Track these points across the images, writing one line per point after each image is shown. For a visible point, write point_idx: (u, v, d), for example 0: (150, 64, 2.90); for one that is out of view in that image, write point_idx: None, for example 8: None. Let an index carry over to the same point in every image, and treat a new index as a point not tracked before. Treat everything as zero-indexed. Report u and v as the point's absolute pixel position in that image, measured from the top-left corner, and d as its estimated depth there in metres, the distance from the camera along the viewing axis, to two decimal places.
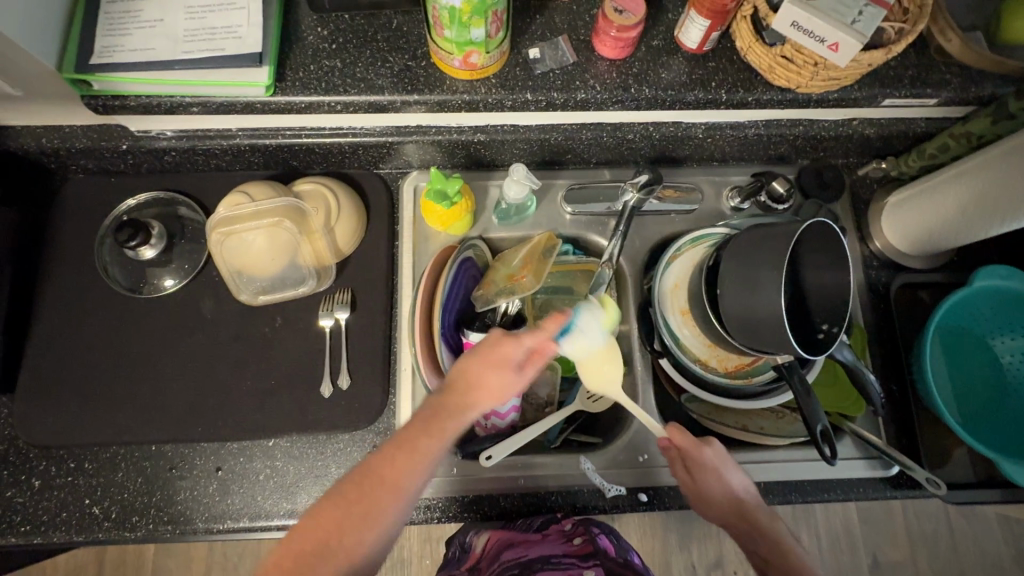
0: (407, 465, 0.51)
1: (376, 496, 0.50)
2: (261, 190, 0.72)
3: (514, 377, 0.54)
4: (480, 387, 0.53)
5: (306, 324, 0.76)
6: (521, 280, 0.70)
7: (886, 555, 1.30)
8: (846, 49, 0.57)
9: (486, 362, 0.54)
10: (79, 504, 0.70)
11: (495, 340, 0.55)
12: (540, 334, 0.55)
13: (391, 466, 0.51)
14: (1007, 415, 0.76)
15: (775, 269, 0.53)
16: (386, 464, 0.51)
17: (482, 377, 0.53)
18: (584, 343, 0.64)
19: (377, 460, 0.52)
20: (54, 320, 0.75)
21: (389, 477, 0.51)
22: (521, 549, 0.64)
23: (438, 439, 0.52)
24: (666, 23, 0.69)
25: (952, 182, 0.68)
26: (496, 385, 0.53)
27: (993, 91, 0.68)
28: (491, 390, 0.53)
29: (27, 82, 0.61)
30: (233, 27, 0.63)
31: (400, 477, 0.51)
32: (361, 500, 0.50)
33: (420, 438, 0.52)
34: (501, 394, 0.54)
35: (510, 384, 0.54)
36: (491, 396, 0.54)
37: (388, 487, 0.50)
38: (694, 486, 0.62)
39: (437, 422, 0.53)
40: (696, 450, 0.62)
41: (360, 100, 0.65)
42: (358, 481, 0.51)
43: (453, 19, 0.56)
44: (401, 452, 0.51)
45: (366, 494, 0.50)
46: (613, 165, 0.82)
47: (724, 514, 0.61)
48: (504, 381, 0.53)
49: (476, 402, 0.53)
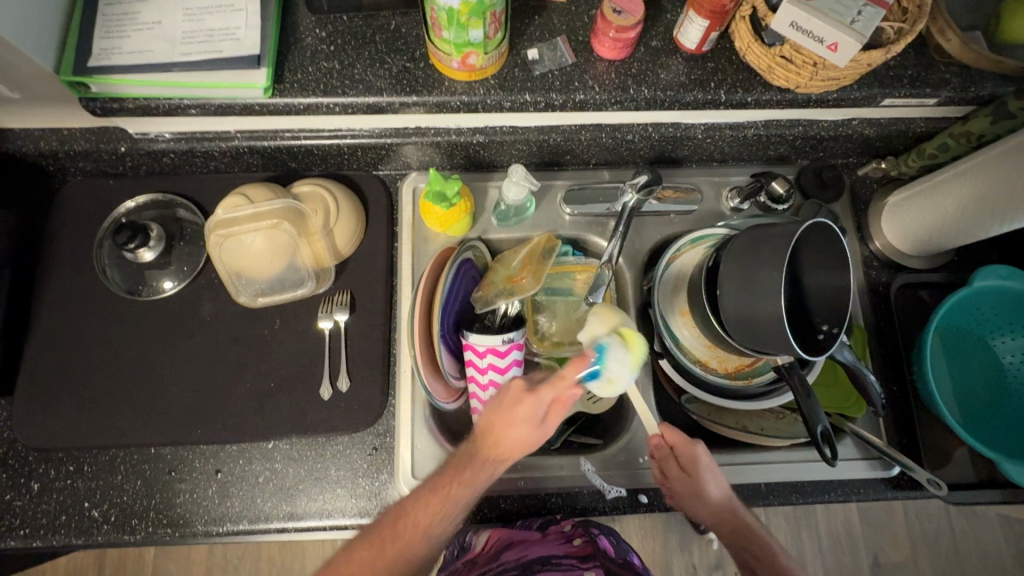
0: (439, 511, 0.54)
1: (404, 540, 0.53)
2: (258, 190, 0.72)
3: (537, 430, 0.55)
4: (507, 441, 0.55)
5: (305, 326, 0.76)
6: (521, 281, 0.70)
7: (887, 555, 1.30)
8: (845, 49, 0.57)
9: (511, 413, 0.55)
10: (78, 507, 0.70)
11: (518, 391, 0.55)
12: (559, 383, 0.54)
13: (420, 513, 0.54)
14: (1007, 416, 0.76)
15: (775, 270, 0.53)
16: (414, 510, 0.54)
17: (509, 431, 0.55)
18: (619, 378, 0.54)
19: (407, 506, 0.55)
20: (53, 322, 0.75)
21: (416, 523, 0.54)
22: (521, 549, 0.64)
23: (465, 489, 0.55)
24: (665, 24, 0.69)
25: (953, 182, 0.68)
26: (521, 436, 0.55)
27: (993, 91, 0.68)
28: (516, 441, 0.55)
29: (25, 84, 0.60)
30: (231, 28, 0.63)
31: (425, 524, 0.54)
32: (389, 544, 0.53)
33: (450, 487, 0.55)
34: (526, 446, 0.55)
35: (534, 435, 0.55)
36: (517, 448, 0.55)
37: (415, 533, 0.53)
38: (688, 484, 0.62)
39: (465, 472, 0.55)
40: (690, 448, 0.61)
41: (359, 102, 0.65)
42: (387, 524, 0.54)
43: (452, 20, 0.56)
44: (430, 499, 0.54)
45: (395, 538, 0.53)
46: (613, 166, 0.82)
47: (715, 514, 0.62)
48: (527, 433, 0.54)
49: (502, 453, 0.55)
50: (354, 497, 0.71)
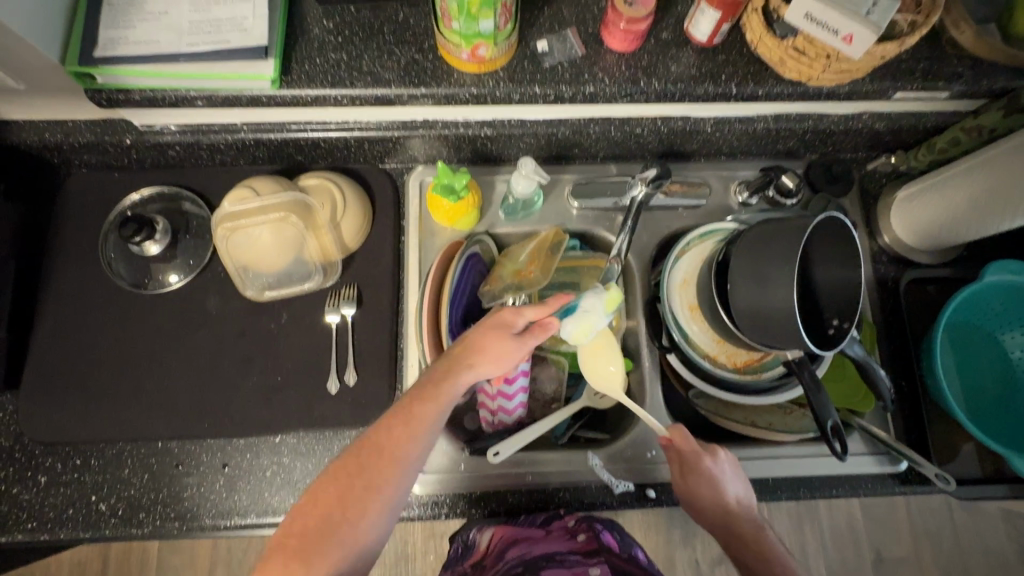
0: (409, 433, 0.52)
1: (380, 467, 0.51)
2: (264, 183, 0.71)
3: (515, 348, 0.57)
4: (481, 359, 0.56)
5: (312, 319, 0.75)
6: (529, 275, 0.71)
7: (889, 550, 1.30)
8: (860, 41, 0.56)
9: (487, 331, 0.57)
10: (85, 500, 0.70)
11: (493, 317, 0.58)
12: (541, 308, 0.59)
13: (393, 438, 0.52)
14: (1015, 411, 0.76)
15: (787, 263, 0.53)
16: (388, 432, 0.52)
17: (484, 346, 0.56)
18: (592, 325, 0.66)
19: (377, 433, 0.53)
20: (58, 316, 0.75)
21: (390, 449, 0.52)
22: (525, 546, 0.64)
23: (438, 411, 0.54)
24: (675, 16, 0.68)
25: (966, 175, 0.67)
26: (496, 357, 0.56)
27: (1005, 84, 0.67)
28: (490, 360, 0.56)
29: (29, 74, 0.60)
30: (239, 19, 0.62)
31: (403, 445, 0.52)
32: (361, 472, 0.51)
33: (420, 411, 0.53)
34: (501, 361, 0.56)
35: (508, 350, 0.57)
36: (492, 367, 0.56)
37: (387, 456, 0.51)
38: (686, 491, 0.62)
39: (437, 388, 0.54)
40: (694, 455, 0.62)
41: (368, 94, 0.64)
42: (358, 453, 0.52)
43: (462, 10, 0.55)
44: (401, 425, 0.53)
45: (370, 469, 0.51)
46: (621, 160, 0.82)
47: (712, 518, 0.61)
48: (506, 353, 0.56)
49: (476, 368, 0.55)
50: None
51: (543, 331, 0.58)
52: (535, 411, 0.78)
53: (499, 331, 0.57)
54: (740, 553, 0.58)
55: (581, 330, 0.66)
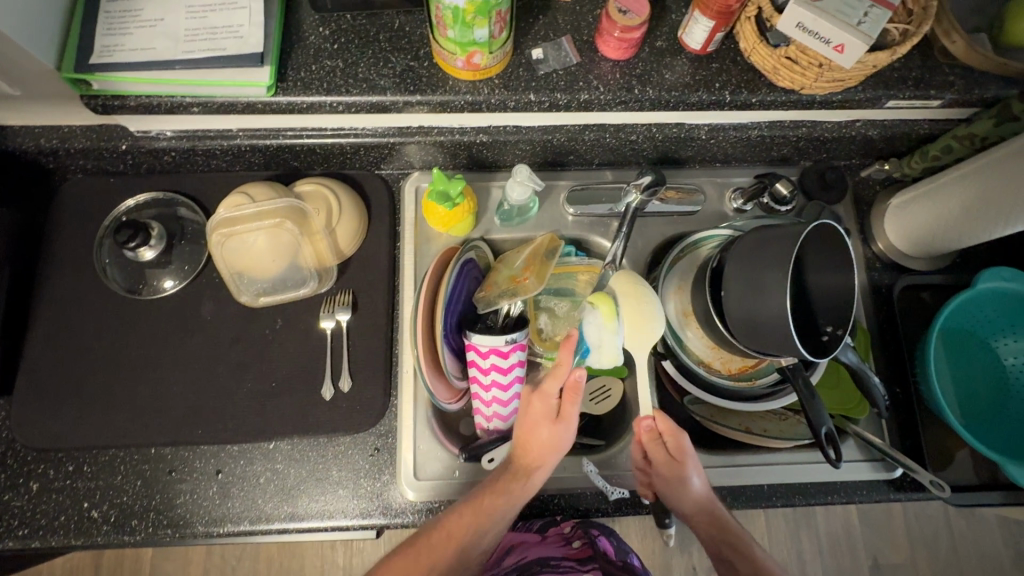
0: (474, 522, 0.56)
1: (447, 550, 0.55)
2: (259, 189, 0.72)
3: (561, 429, 0.58)
4: (536, 446, 0.58)
5: (307, 326, 0.75)
6: (524, 281, 0.69)
7: (885, 557, 1.30)
8: (851, 50, 0.56)
9: (537, 417, 0.59)
10: (78, 507, 0.69)
11: (532, 398, 0.59)
12: (558, 370, 0.57)
13: (455, 528, 0.56)
14: (1008, 417, 0.76)
15: (780, 270, 0.53)
16: (455, 519, 0.57)
17: (537, 434, 0.58)
18: (614, 350, 0.64)
19: (445, 523, 0.57)
20: (52, 322, 0.74)
21: (456, 536, 0.56)
22: (522, 552, 0.68)
23: (500, 500, 0.57)
24: (669, 24, 0.69)
25: (960, 181, 0.67)
26: (545, 440, 0.58)
27: (996, 93, 0.68)
28: (543, 444, 0.58)
29: (25, 81, 0.60)
30: (235, 26, 0.62)
31: (466, 531, 0.56)
32: (429, 555, 0.55)
33: (483, 504, 0.57)
34: (555, 448, 0.58)
35: (559, 435, 0.58)
36: (547, 454, 0.58)
37: (451, 541, 0.55)
38: (673, 476, 0.60)
39: (503, 481, 0.58)
40: (684, 441, 0.60)
41: (364, 101, 0.64)
42: (428, 537, 0.56)
43: (457, 19, 0.56)
44: (467, 516, 0.57)
45: (435, 549, 0.55)
46: (616, 167, 0.82)
47: (692, 506, 0.61)
48: (554, 436, 0.58)
49: (535, 458, 0.58)
50: (355, 498, 0.70)
51: (573, 393, 0.57)
52: None
53: (546, 417, 0.58)
54: (722, 540, 0.59)
55: (608, 357, 0.65)
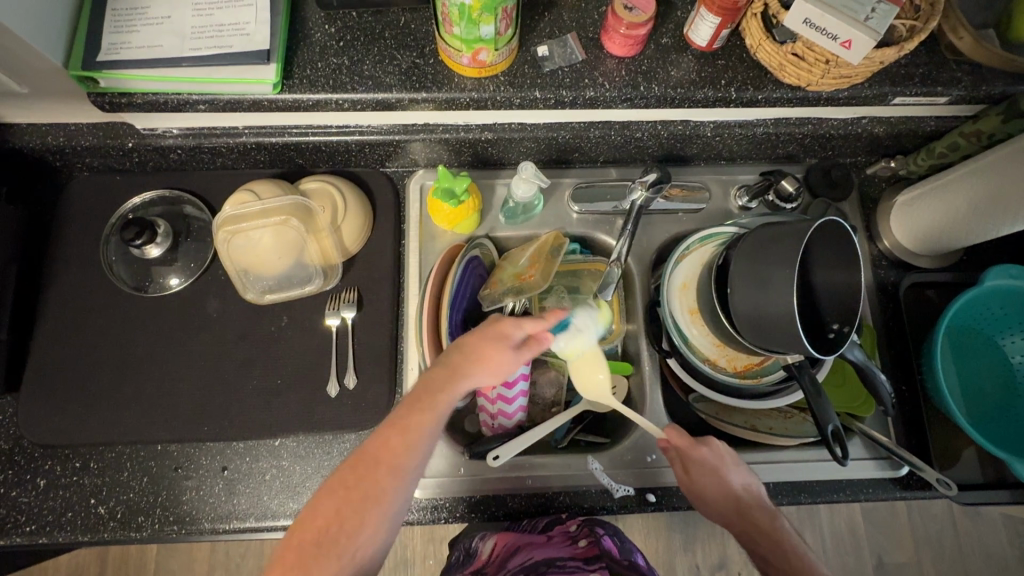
0: (406, 443, 0.51)
1: (381, 474, 0.49)
2: (266, 187, 0.72)
3: (509, 355, 0.55)
4: (476, 366, 0.54)
5: (312, 323, 0.76)
6: (529, 278, 0.70)
7: (890, 556, 1.30)
8: (858, 46, 0.56)
9: (483, 340, 0.55)
10: (84, 503, 0.70)
11: (490, 324, 0.57)
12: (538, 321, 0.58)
13: (385, 449, 0.50)
14: (1016, 415, 0.76)
15: (786, 267, 0.53)
16: (385, 439, 0.51)
17: (481, 354, 0.54)
18: (582, 344, 0.68)
19: (372, 444, 0.51)
20: (59, 319, 0.75)
21: (387, 458, 0.50)
22: (526, 554, 0.64)
23: (433, 415, 0.52)
24: (675, 21, 0.69)
25: (970, 177, 0.66)
26: (491, 360, 0.54)
27: (1003, 90, 0.67)
28: (487, 368, 0.54)
29: (32, 78, 0.60)
30: (241, 24, 0.63)
31: (401, 451, 0.50)
32: (361, 482, 0.49)
33: (414, 418, 0.51)
34: (499, 368, 0.55)
35: (506, 358, 0.55)
36: (488, 374, 0.54)
37: (385, 465, 0.50)
38: (687, 486, 0.63)
39: (432, 395, 0.53)
40: (694, 450, 0.63)
41: (369, 98, 0.65)
42: (356, 464, 0.50)
43: (463, 15, 0.56)
44: (398, 434, 0.51)
45: (368, 475, 0.49)
46: (621, 164, 0.82)
47: (722, 512, 0.60)
48: (502, 362, 0.55)
49: (475, 374, 0.54)
50: None
51: (538, 343, 0.57)
52: (535, 416, 0.78)
53: (495, 340, 0.56)
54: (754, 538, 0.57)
55: (570, 348, 0.68)
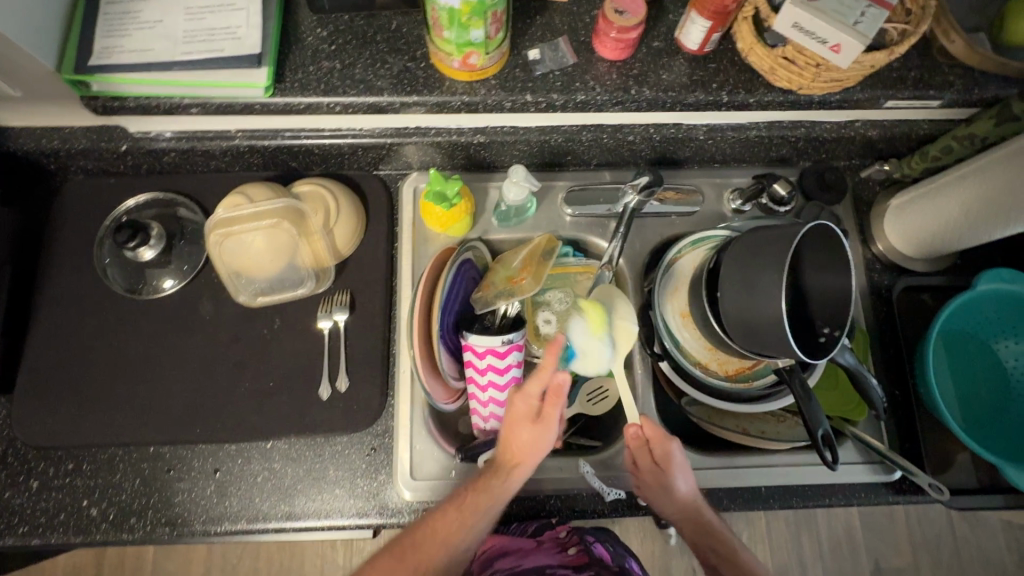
0: (460, 522, 0.56)
1: (437, 547, 0.55)
2: (259, 191, 0.72)
3: (544, 430, 0.58)
4: (517, 447, 0.58)
5: (305, 326, 0.76)
6: (521, 281, 0.69)
7: (888, 559, 1.29)
8: (848, 50, 0.56)
9: (518, 424, 0.58)
10: (76, 504, 0.70)
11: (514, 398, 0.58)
12: (543, 375, 0.57)
13: (440, 526, 0.56)
14: (1010, 420, 0.76)
15: (776, 271, 0.53)
16: (440, 516, 0.57)
17: (520, 437, 0.58)
18: (597, 356, 0.69)
19: (432, 520, 0.57)
20: (53, 321, 0.75)
21: (442, 533, 0.56)
22: (515, 559, 0.67)
23: (480, 496, 0.57)
24: (667, 25, 0.69)
25: (965, 181, 0.66)
26: (530, 441, 0.58)
27: (996, 93, 0.67)
28: (521, 441, 0.58)
29: (25, 81, 0.60)
30: (233, 27, 0.63)
31: (455, 531, 0.56)
32: (417, 552, 0.55)
33: (468, 501, 0.57)
34: (541, 446, 0.58)
35: (543, 436, 0.58)
36: (533, 455, 0.58)
37: (440, 539, 0.56)
38: (659, 480, 0.61)
39: (489, 481, 0.58)
40: (670, 446, 0.60)
41: (361, 102, 0.65)
42: (414, 534, 0.57)
43: (453, 19, 0.56)
44: (456, 512, 0.57)
45: (423, 544, 0.56)
46: (614, 167, 0.82)
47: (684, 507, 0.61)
48: (541, 437, 0.58)
49: (523, 459, 0.58)
50: (352, 498, 0.70)
51: (557, 395, 0.58)
52: None
53: (526, 420, 0.58)
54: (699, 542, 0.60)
55: (590, 363, 0.70)
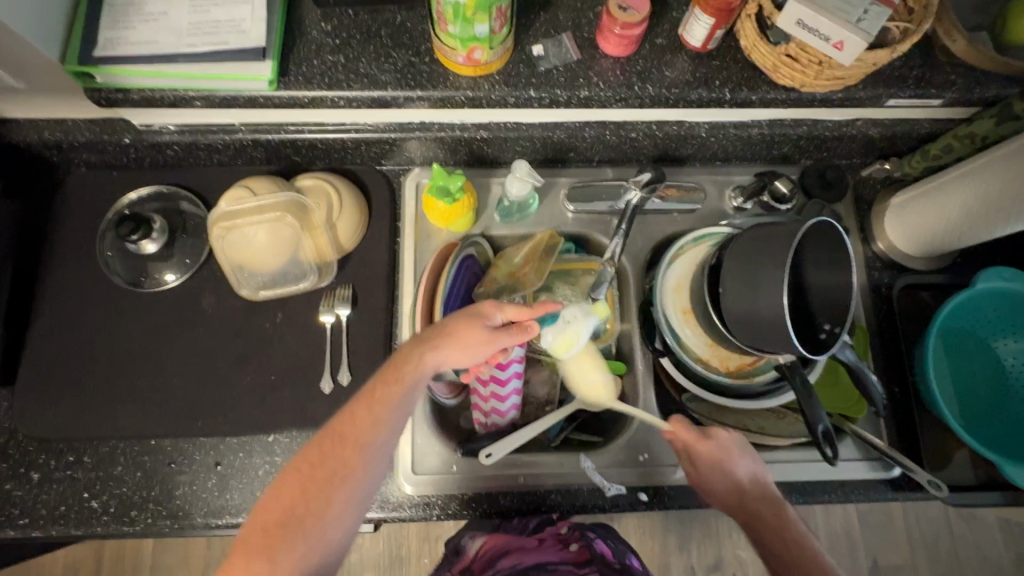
0: (370, 423, 0.52)
1: (347, 454, 0.51)
2: (261, 183, 0.72)
3: (484, 341, 0.55)
4: (448, 344, 0.55)
5: (307, 320, 0.76)
6: (524, 276, 0.73)
7: (885, 557, 1.30)
8: (850, 48, 0.57)
9: (460, 328, 0.55)
10: (77, 497, 0.70)
11: (470, 311, 0.57)
12: (524, 309, 0.58)
13: (351, 429, 0.52)
14: (1008, 417, 0.76)
15: (778, 267, 0.53)
16: (351, 419, 0.52)
17: (457, 338, 0.55)
18: (572, 336, 0.66)
19: (341, 423, 0.52)
20: (55, 314, 0.75)
21: (353, 439, 0.51)
22: (519, 556, 0.68)
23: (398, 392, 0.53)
24: (670, 21, 0.69)
25: (961, 181, 0.67)
26: (468, 350, 0.55)
27: (997, 92, 0.68)
28: (456, 342, 0.55)
29: (28, 72, 0.60)
30: (237, 21, 0.63)
31: (364, 431, 0.51)
32: (327, 464, 0.50)
33: (380, 396, 0.52)
34: (475, 353, 0.55)
35: (483, 347, 0.56)
36: (465, 356, 0.55)
37: (352, 446, 0.51)
38: (699, 479, 0.62)
39: (403, 374, 0.53)
40: (698, 442, 0.62)
41: (364, 96, 0.65)
42: (322, 443, 0.52)
43: (457, 14, 0.56)
44: (367, 411, 0.52)
45: (332, 452, 0.51)
46: (617, 164, 0.82)
47: (727, 500, 0.60)
48: (478, 345, 0.55)
49: (453, 357, 0.55)
50: None
51: (523, 332, 0.57)
52: (529, 412, 0.77)
53: (469, 325, 0.56)
54: (757, 526, 0.56)
55: (562, 342, 0.66)
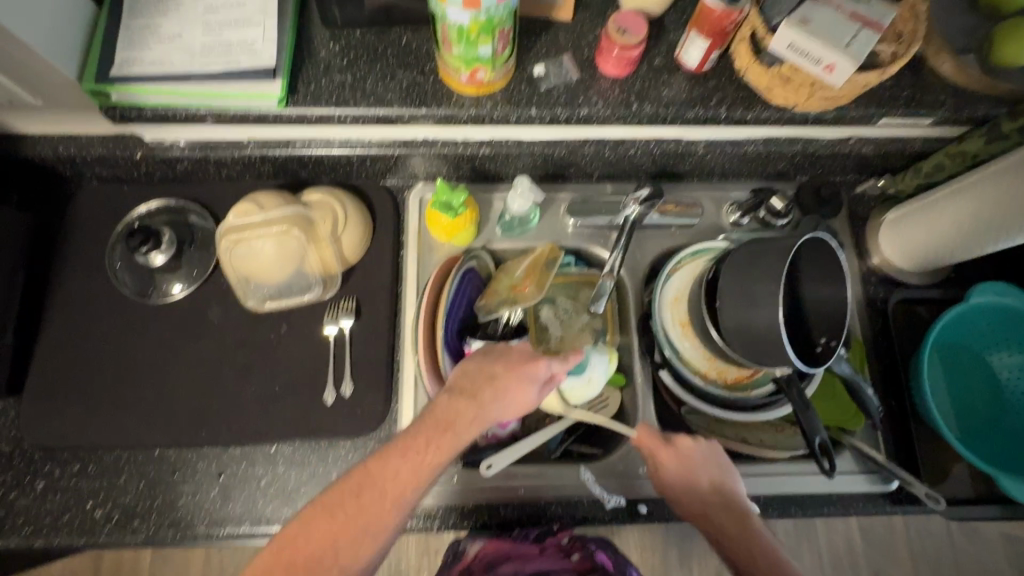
0: (412, 474, 0.52)
1: (385, 504, 0.50)
2: (268, 198, 0.73)
3: (530, 395, 0.59)
4: (499, 396, 0.57)
5: (311, 332, 0.77)
6: (522, 290, 0.71)
7: (886, 572, 1.29)
8: (841, 70, 0.59)
9: (510, 379, 0.58)
10: (81, 506, 0.71)
11: (520, 361, 0.60)
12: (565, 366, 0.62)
13: (393, 480, 0.51)
14: (1005, 430, 0.77)
15: (773, 282, 0.54)
16: (395, 467, 0.52)
17: (505, 390, 0.57)
18: (584, 390, 0.72)
19: (382, 467, 0.52)
20: (63, 324, 0.76)
21: (392, 490, 0.51)
22: (519, 563, 0.64)
23: (441, 448, 0.53)
24: (667, 43, 0.71)
25: (955, 199, 0.69)
26: (515, 403, 0.58)
27: (986, 112, 0.70)
28: (504, 393, 0.57)
29: (45, 90, 0.62)
30: (248, 41, 0.65)
31: (407, 484, 0.51)
32: (362, 507, 0.50)
33: (428, 449, 0.53)
34: (520, 407, 0.58)
35: (527, 402, 0.59)
36: (512, 410, 0.58)
37: (391, 497, 0.51)
38: (664, 484, 0.63)
39: (449, 429, 0.54)
40: (661, 448, 0.63)
41: (370, 114, 0.67)
42: (357, 485, 0.51)
43: (461, 36, 0.58)
44: (410, 463, 0.52)
45: (368, 500, 0.50)
46: (616, 180, 0.84)
47: (690, 506, 0.60)
48: (523, 399, 0.58)
49: (499, 411, 0.57)
50: None
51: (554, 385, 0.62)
52: (529, 424, 0.78)
53: (519, 379, 0.58)
54: (717, 531, 0.57)
55: (575, 385, 0.72)
